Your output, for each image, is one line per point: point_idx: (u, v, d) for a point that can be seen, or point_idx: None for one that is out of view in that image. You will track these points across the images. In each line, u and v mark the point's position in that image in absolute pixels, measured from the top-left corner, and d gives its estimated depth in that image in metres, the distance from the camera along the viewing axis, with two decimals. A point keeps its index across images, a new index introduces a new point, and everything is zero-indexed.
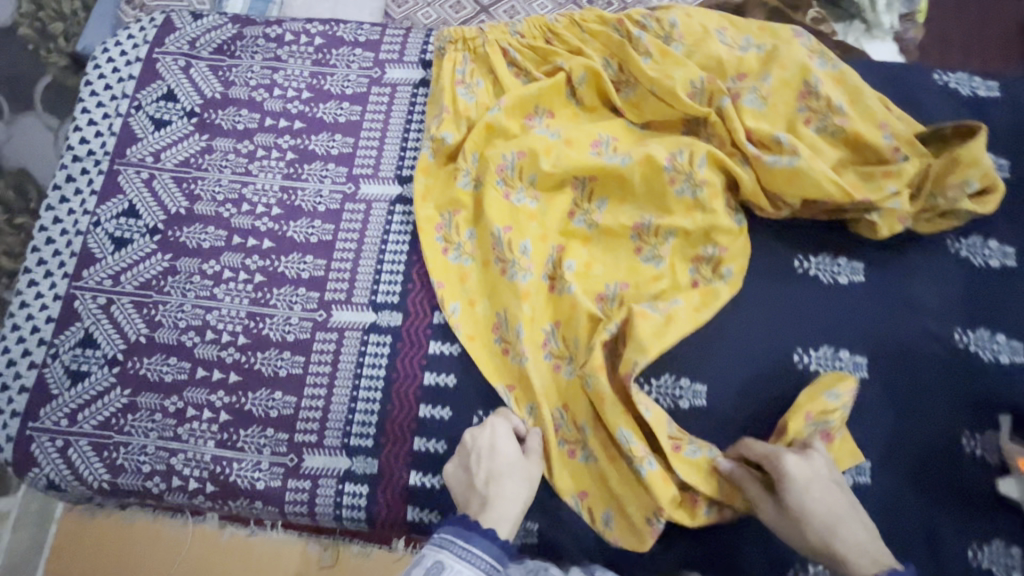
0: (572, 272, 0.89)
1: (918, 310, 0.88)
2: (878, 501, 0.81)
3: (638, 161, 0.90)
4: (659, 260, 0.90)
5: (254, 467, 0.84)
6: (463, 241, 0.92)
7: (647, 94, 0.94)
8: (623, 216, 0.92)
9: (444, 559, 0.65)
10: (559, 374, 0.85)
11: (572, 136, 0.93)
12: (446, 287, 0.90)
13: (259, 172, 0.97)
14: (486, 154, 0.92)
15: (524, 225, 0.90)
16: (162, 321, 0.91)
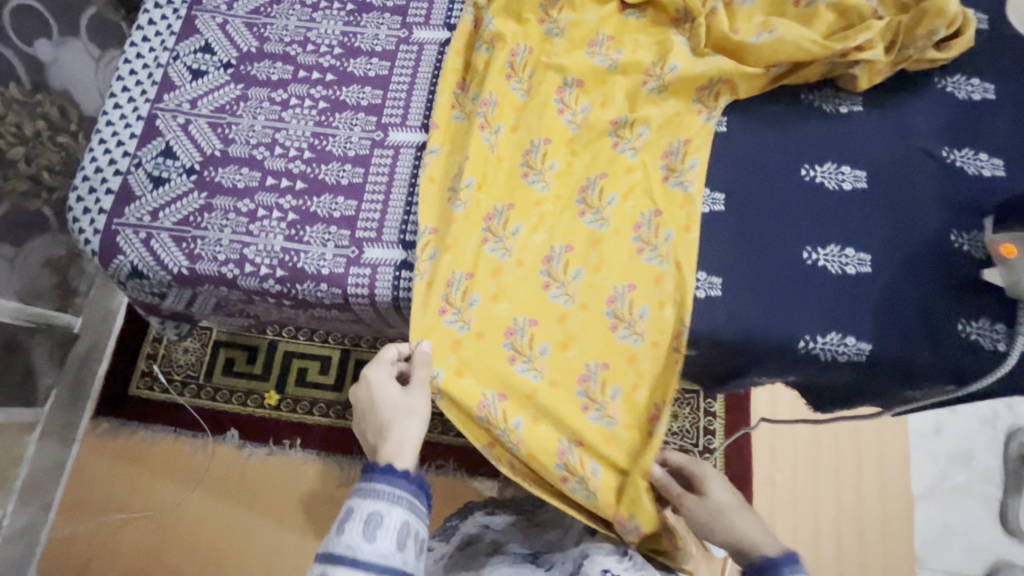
0: (553, 170, 0.96)
1: (912, 133, 0.99)
2: (878, 287, 0.92)
3: (624, 67, 0.99)
4: (634, 155, 0.96)
5: (319, 257, 0.94)
6: (470, 102, 1.01)
7: None
8: (604, 112, 0.98)
9: (354, 504, 0.69)
10: (485, 247, 0.93)
11: (575, 33, 1.01)
12: (436, 132, 0.99)
13: (322, 19, 1.08)
14: (502, 30, 1.00)
15: (505, 111, 0.99)
16: (235, 138, 1.01)
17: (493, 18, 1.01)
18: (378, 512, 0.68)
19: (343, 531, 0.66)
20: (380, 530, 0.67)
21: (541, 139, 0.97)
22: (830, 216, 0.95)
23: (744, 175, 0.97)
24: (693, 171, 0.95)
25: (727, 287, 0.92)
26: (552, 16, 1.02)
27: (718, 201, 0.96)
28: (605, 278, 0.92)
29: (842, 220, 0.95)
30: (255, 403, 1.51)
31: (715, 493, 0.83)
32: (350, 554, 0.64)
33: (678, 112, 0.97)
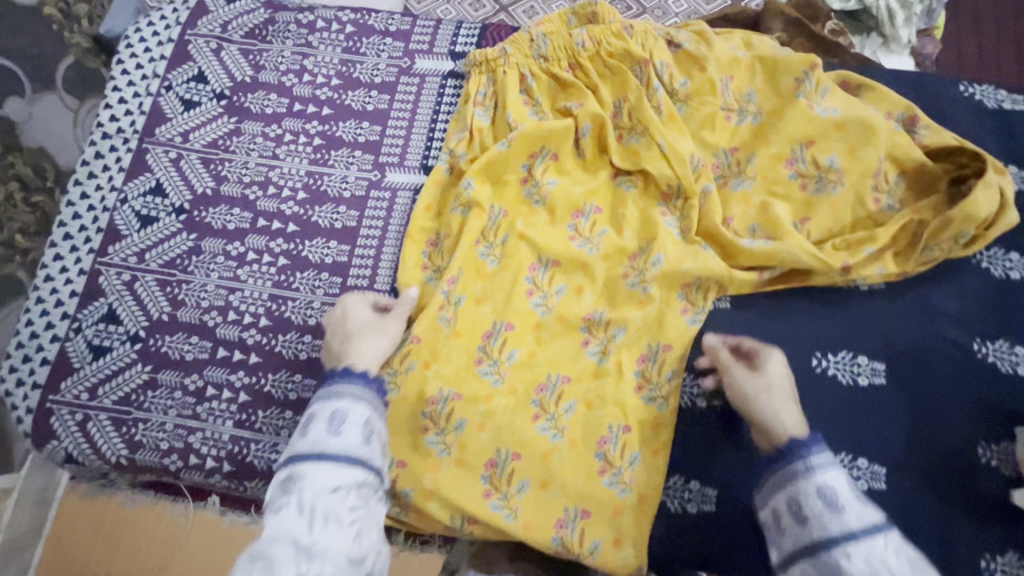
0: (512, 360, 0.88)
1: (940, 318, 0.87)
2: (892, 507, 0.82)
3: (606, 252, 0.91)
4: (602, 358, 0.89)
5: (272, 447, 0.85)
6: (444, 267, 0.91)
7: (651, 146, 0.92)
8: (578, 303, 0.91)
9: (348, 409, 0.70)
10: (424, 440, 0.84)
11: (560, 204, 0.93)
12: (405, 307, 0.90)
13: (286, 156, 0.98)
14: (475, 190, 0.91)
15: (469, 282, 0.90)
16: (184, 300, 0.91)
17: (472, 180, 0.92)
18: (340, 413, 0.70)
19: (309, 431, 0.68)
20: (344, 427, 0.69)
21: (503, 323, 0.89)
22: (843, 417, 0.85)
23: None
24: (668, 384, 0.87)
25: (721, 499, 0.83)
26: (537, 177, 0.94)
27: (716, 394, 0.87)
28: (554, 496, 0.84)
29: (856, 421, 0.85)
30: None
31: (773, 366, 0.78)
32: (318, 449, 0.66)
33: (659, 315, 0.89)
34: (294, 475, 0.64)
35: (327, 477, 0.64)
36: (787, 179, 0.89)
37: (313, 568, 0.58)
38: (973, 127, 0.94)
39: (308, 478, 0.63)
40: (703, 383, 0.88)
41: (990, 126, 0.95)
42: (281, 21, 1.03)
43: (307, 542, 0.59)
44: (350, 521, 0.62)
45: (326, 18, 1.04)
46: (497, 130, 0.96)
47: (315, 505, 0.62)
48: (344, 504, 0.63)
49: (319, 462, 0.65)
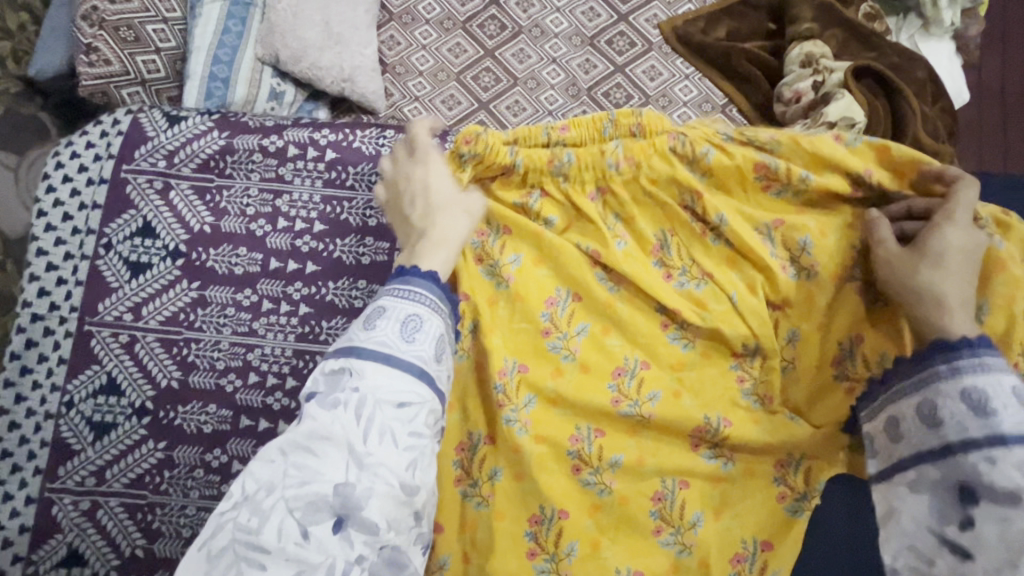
0: (570, 554, 0.72)
1: None
2: None
3: (661, 421, 0.75)
4: (685, 549, 0.73)
5: None
6: (485, 480, 0.74)
7: (714, 295, 0.77)
8: (642, 479, 0.74)
9: (423, 313, 0.53)
10: None
11: (594, 355, 0.77)
12: (445, 535, 0.74)
13: (266, 332, 0.79)
14: (492, 352, 0.76)
15: (504, 450, 0.74)
16: (162, 530, 0.75)
17: (495, 337, 0.77)
18: (418, 316, 0.53)
19: (377, 327, 0.51)
20: (420, 333, 0.52)
21: (555, 508, 0.72)
22: None
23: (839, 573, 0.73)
24: None
25: None
26: (564, 327, 0.78)
27: None
28: None
29: None
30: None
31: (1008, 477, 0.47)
32: (385, 351, 0.49)
33: (747, 498, 0.75)
34: (349, 369, 0.48)
35: (388, 386, 0.48)
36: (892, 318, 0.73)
37: (362, 480, 0.44)
38: None
39: (367, 381, 0.47)
40: None
41: None
42: (242, 149, 0.81)
43: (359, 450, 0.45)
44: (408, 446, 0.46)
45: (299, 142, 0.82)
46: (509, 268, 0.79)
47: (373, 417, 0.46)
48: (406, 423, 0.47)
49: (384, 365, 0.48)
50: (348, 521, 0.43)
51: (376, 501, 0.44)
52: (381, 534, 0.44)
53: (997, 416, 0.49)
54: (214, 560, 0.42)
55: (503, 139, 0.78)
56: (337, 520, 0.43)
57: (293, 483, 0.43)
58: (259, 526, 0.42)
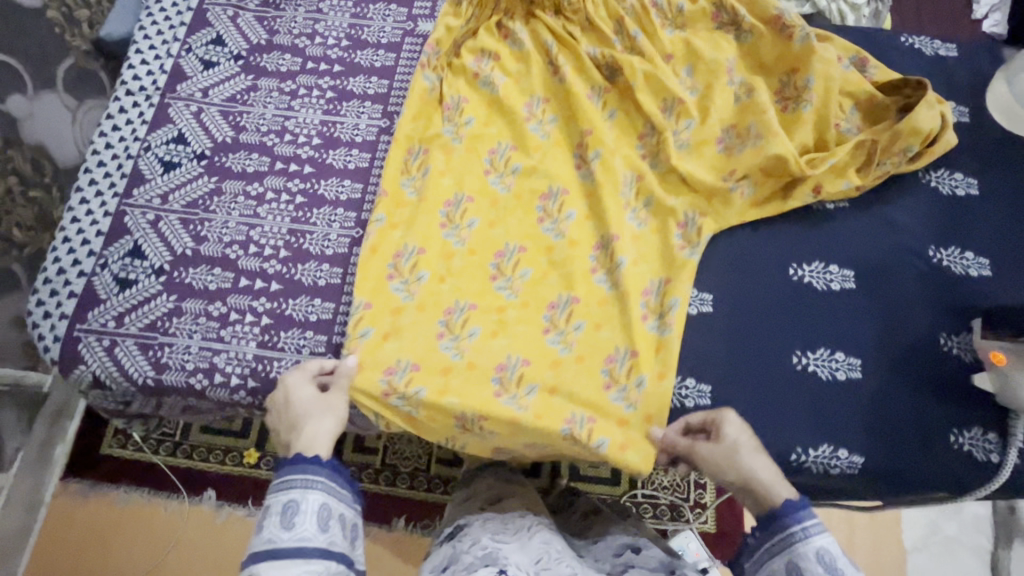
0: (525, 279, 0.94)
1: (898, 229, 0.98)
2: (872, 394, 0.89)
3: (606, 179, 0.98)
4: (611, 285, 0.93)
5: (292, 364, 0.90)
6: (463, 225, 0.96)
7: (630, 90, 1.02)
8: (588, 231, 0.97)
9: (297, 496, 0.67)
10: (442, 350, 0.89)
11: (563, 137, 1.02)
12: (427, 257, 0.94)
13: (300, 108, 1.06)
14: (482, 132, 1.01)
15: (483, 206, 0.98)
16: (207, 236, 0.97)
17: (472, 116, 1.02)
18: (295, 501, 0.67)
19: (263, 528, 0.65)
20: (298, 515, 0.66)
21: (517, 245, 0.96)
22: (820, 321, 0.93)
23: (724, 270, 0.96)
24: (673, 313, 0.92)
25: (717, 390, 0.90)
26: (540, 116, 1.03)
27: (706, 302, 0.94)
28: (555, 403, 0.88)
29: (832, 318, 0.93)
30: (234, 463, 1.34)
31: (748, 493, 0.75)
32: (271, 545, 0.63)
33: (657, 251, 0.96)
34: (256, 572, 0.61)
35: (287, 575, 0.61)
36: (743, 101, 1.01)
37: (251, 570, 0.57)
38: (916, 72, 1.08)
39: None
40: (694, 293, 0.95)
41: (926, 70, 1.09)
42: None
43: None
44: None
45: None
46: (497, 83, 1.04)
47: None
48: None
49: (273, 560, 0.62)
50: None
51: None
52: None
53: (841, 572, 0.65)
54: None
55: None
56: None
57: None
58: None
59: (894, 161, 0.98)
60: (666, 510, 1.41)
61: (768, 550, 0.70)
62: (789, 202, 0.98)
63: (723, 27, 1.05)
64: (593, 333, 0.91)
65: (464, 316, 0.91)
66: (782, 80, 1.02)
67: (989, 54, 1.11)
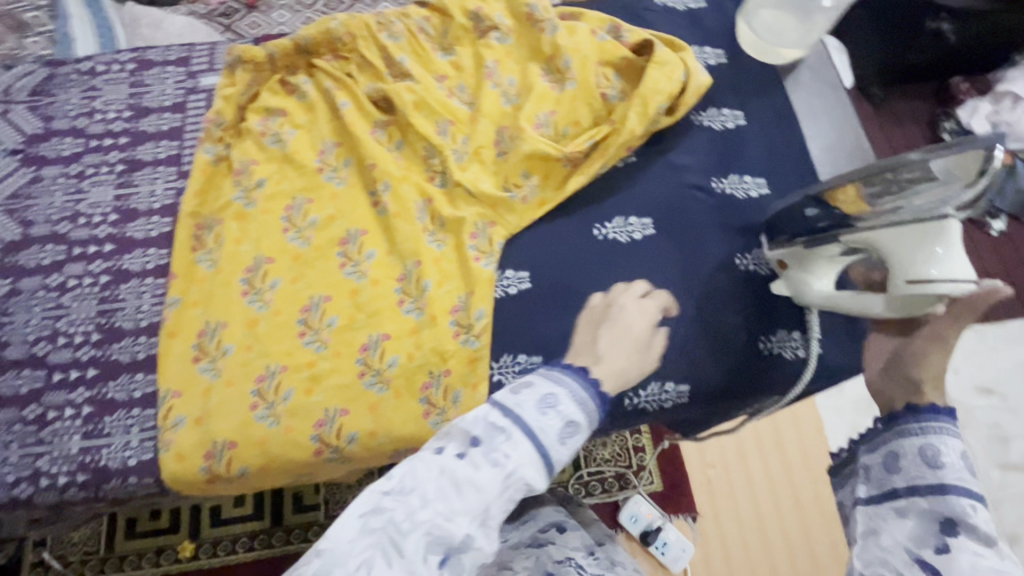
0: (332, 328, 0.96)
1: (682, 170, 1.07)
2: (687, 324, 0.96)
3: (397, 211, 1.02)
4: (419, 312, 0.97)
5: (124, 447, 0.88)
6: (265, 288, 0.98)
7: (404, 115, 1.05)
8: (390, 267, 1.01)
9: (556, 393, 0.65)
10: (256, 416, 0.90)
11: (357, 179, 1.06)
12: (230, 329, 0.95)
13: (91, 188, 1.04)
14: (274, 192, 1.04)
15: (283, 265, 1.00)
16: (10, 340, 0.93)
17: (264, 178, 1.04)
18: (574, 422, 0.65)
19: (521, 396, 0.64)
20: (553, 416, 0.64)
21: (320, 296, 0.98)
22: (632, 271, 1.00)
23: (532, 247, 1.01)
24: (480, 324, 0.95)
25: (547, 358, 0.94)
26: (333, 163, 1.07)
27: (523, 279, 0.99)
28: (382, 442, 0.89)
29: (638, 266, 1.01)
30: (169, 561, 1.30)
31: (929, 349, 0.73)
32: (519, 411, 0.62)
33: (457, 268, 0.99)
34: (506, 433, 0.61)
35: (531, 466, 0.61)
36: (512, 103, 1.08)
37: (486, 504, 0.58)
38: (673, 27, 1.19)
39: (517, 453, 0.60)
40: (511, 274, 0.99)
41: (683, 23, 1.19)
42: (63, 73, 1.11)
43: (455, 507, 0.58)
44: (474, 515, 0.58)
45: (106, 61, 1.12)
46: (287, 139, 1.06)
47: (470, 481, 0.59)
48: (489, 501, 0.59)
49: (530, 444, 0.61)
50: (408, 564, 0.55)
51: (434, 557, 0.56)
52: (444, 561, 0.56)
53: (943, 469, 0.62)
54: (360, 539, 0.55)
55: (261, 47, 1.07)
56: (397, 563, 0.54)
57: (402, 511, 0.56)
58: (407, 527, 0.56)
59: (637, 113, 1.01)
60: (613, 482, 1.44)
61: (896, 430, 0.68)
62: (574, 175, 1.03)
63: (484, 35, 1.12)
64: (407, 362, 0.93)
65: (275, 379, 0.92)
66: (546, 65, 1.08)
67: None
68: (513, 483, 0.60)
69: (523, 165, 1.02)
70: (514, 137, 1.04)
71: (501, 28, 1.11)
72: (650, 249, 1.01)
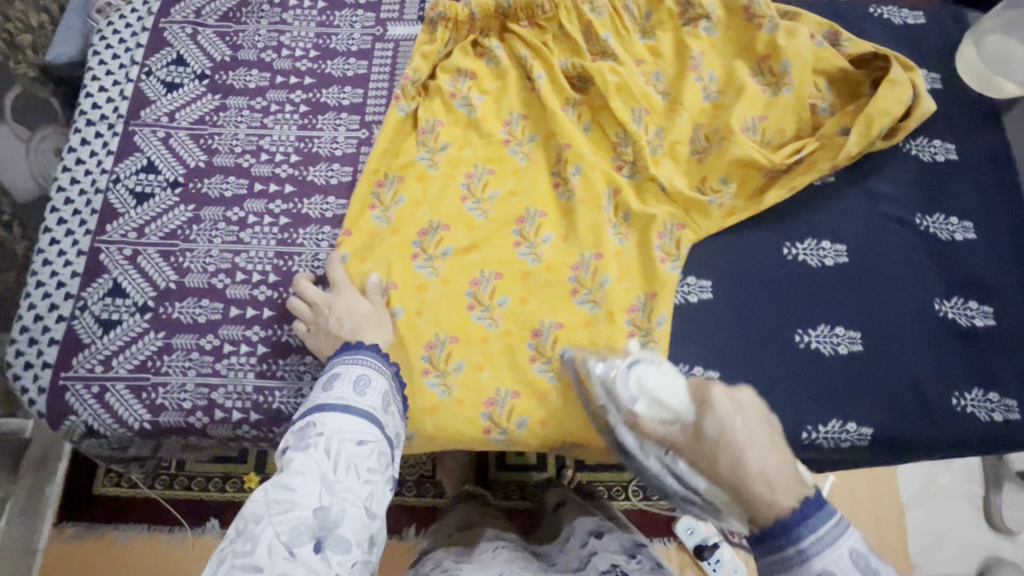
0: (504, 308, 0.94)
1: (882, 198, 1.00)
2: (874, 364, 0.91)
3: (582, 198, 0.98)
4: (593, 305, 0.94)
5: (296, 393, 0.88)
6: (438, 255, 0.96)
7: (601, 97, 1.01)
8: (565, 253, 0.96)
9: (337, 371, 0.74)
10: (426, 384, 0.89)
11: (542, 156, 1.02)
12: (401, 290, 0.93)
13: (274, 125, 1.02)
14: (458, 157, 1.00)
15: (458, 234, 0.97)
16: (190, 267, 0.93)
17: (448, 142, 1.01)
18: (366, 375, 0.73)
19: (337, 388, 0.70)
20: (368, 389, 0.72)
21: (493, 272, 0.95)
22: (823, 299, 0.95)
23: (719, 257, 0.96)
24: (660, 329, 0.92)
25: (728, 374, 0.91)
26: (519, 136, 1.03)
27: (705, 289, 0.95)
28: (551, 432, 0.88)
29: (829, 294, 0.95)
30: (234, 489, 1.31)
31: (715, 424, 0.64)
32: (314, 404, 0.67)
33: (639, 267, 0.96)
34: (312, 422, 0.65)
35: (348, 429, 0.65)
36: (714, 100, 1.01)
37: (336, 502, 0.59)
38: (887, 41, 1.10)
39: (329, 427, 0.64)
40: (692, 282, 0.95)
41: (898, 39, 1.10)
42: (255, 2, 1.08)
43: (332, 480, 0.60)
44: (366, 479, 0.63)
45: None
46: (475, 104, 1.02)
47: (339, 452, 0.62)
48: (364, 458, 0.64)
49: (342, 413, 0.67)
50: (326, 542, 0.56)
51: (347, 521, 0.58)
52: (349, 544, 0.58)
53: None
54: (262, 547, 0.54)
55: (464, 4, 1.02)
56: (317, 542, 0.56)
57: (278, 512, 0.56)
58: (252, 547, 0.54)
59: (858, 133, 0.94)
60: None
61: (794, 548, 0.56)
62: (774, 189, 0.97)
63: (690, 22, 1.05)
64: (581, 356, 0.91)
65: (448, 351, 0.90)
66: (757, 65, 1.01)
67: (954, 17, 1.13)
68: (341, 444, 0.63)
69: (720, 172, 0.96)
70: (715, 138, 0.98)
71: (711, 18, 1.03)
72: (843, 278, 0.96)
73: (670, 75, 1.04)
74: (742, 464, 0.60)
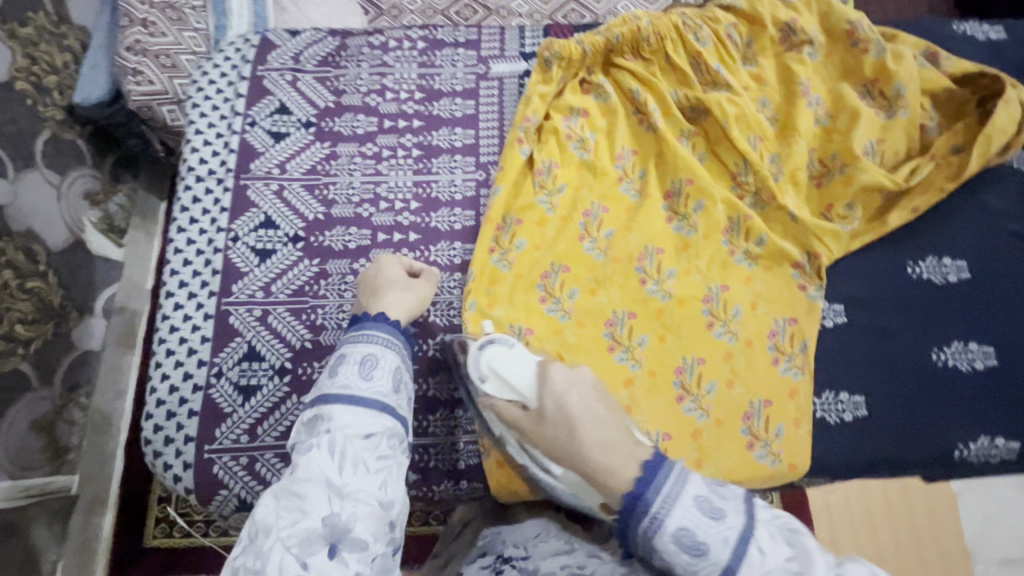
0: (644, 346, 0.92)
1: (994, 211, 1.02)
2: (1011, 378, 0.93)
3: (705, 230, 0.98)
4: (731, 336, 0.93)
5: (449, 448, 0.89)
6: (566, 297, 0.94)
7: (717, 127, 1.01)
8: (692, 287, 0.95)
9: (343, 348, 0.72)
10: None
11: (656, 189, 1.00)
12: (537, 335, 0.91)
13: (389, 171, 1.00)
14: (575, 195, 0.99)
15: (581, 274, 0.95)
16: (324, 324, 0.90)
17: (563, 181, 0.99)
18: (371, 355, 0.71)
19: (340, 373, 0.68)
20: (374, 370, 0.69)
21: (625, 311, 0.94)
22: (954, 316, 0.96)
23: (849, 280, 0.98)
24: (803, 357, 0.93)
25: (876, 395, 0.92)
26: (630, 172, 1.01)
27: (839, 313, 0.96)
28: (710, 471, 0.87)
29: (958, 311, 0.96)
30: None
31: (556, 402, 0.69)
32: (317, 392, 0.67)
33: (772, 294, 0.96)
34: (321, 417, 0.64)
35: (356, 424, 0.64)
36: (828, 123, 1.02)
37: (347, 505, 0.59)
38: (973, 56, 1.13)
39: (336, 422, 0.63)
40: (826, 306, 0.97)
41: (984, 54, 1.14)
42: (354, 45, 1.07)
43: (338, 483, 0.59)
44: (378, 468, 0.62)
45: (397, 38, 1.09)
46: (590, 143, 1.01)
47: (345, 451, 0.62)
48: (373, 451, 0.63)
49: (349, 405, 0.65)
50: (340, 546, 0.56)
51: (360, 522, 0.58)
52: (367, 544, 0.58)
53: None
54: (272, 557, 0.55)
55: (576, 43, 1.03)
56: (331, 547, 0.56)
57: (287, 524, 0.56)
58: (262, 566, 0.54)
59: (978, 153, 0.98)
60: None
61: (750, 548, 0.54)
62: (893, 211, 1.00)
63: (793, 47, 1.05)
64: (730, 390, 0.91)
65: None
66: (864, 89, 1.03)
67: None
68: (347, 442, 0.62)
69: (840, 197, 0.99)
70: (833, 164, 1.00)
71: (814, 43, 1.04)
72: (971, 293, 0.97)
73: (780, 100, 1.04)
74: (576, 434, 0.65)
